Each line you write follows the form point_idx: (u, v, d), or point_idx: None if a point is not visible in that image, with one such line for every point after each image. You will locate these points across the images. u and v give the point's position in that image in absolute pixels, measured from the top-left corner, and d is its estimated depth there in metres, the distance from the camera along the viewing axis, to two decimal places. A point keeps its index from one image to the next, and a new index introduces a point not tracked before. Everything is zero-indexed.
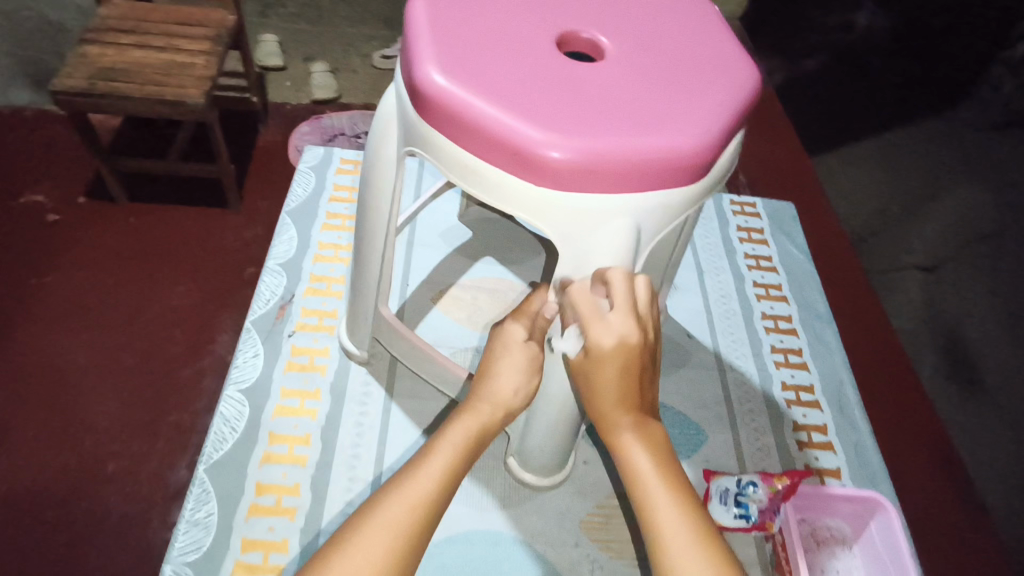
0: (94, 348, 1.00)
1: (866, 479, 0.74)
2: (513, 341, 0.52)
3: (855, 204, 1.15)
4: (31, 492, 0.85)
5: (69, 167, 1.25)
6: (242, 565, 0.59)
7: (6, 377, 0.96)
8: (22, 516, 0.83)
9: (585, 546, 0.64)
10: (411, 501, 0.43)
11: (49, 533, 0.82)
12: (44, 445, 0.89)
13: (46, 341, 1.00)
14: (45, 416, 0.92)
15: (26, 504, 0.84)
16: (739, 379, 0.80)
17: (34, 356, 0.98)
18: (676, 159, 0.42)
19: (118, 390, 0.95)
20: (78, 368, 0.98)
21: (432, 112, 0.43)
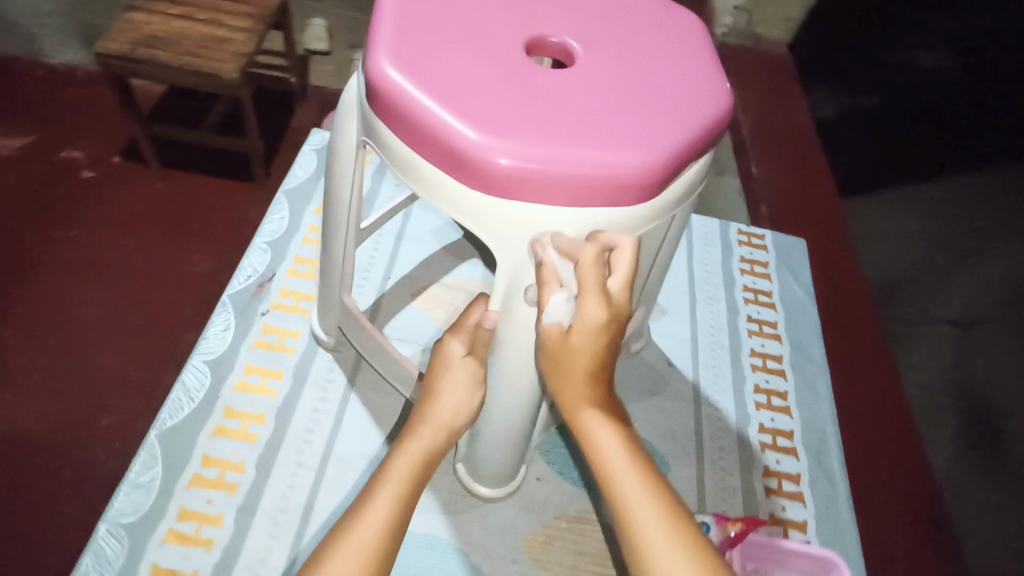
0: (104, 305, 1.04)
1: (833, 538, 0.70)
2: (453, 358, 0.52)
3: (884, 250, 1.10)
4: (22, 434, 0.88)
5: (108, 128, 1.29)
6: (174, 533, 0.60)
7: (19, 322, 1.00)
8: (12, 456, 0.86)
9: (523, 563, 0.63)
10: (362, 544, 0.43)
11: (34, 477, 0.85)
12: (42, 391, 0.93)
13: (60, 292, 1.04)
14: (49, 364, 0.96)
15: (15, 445, 0.87)
16: (714, 415, 0.77)
17: (48, 306, 1.02)
18: (622, 177, 0.40)
19: (119, 348, 0.99)
20: (85, 321, 1.01)
21: (381, 103, 0.42)
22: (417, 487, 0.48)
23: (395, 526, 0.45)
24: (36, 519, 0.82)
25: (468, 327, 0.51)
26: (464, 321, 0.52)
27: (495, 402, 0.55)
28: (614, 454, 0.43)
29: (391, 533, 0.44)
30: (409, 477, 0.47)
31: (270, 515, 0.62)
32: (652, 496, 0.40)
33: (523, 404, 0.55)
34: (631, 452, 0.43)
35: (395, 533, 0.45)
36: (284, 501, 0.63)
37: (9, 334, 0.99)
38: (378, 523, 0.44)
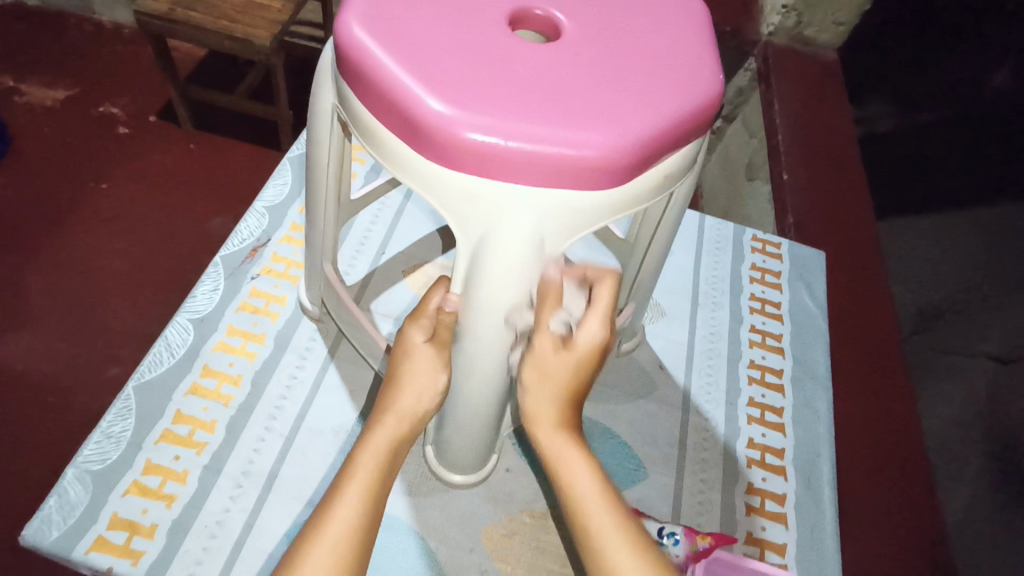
0: (128, 260, 1.07)
1: (814, 565, 0.66)
2: (415, 345, 0.52)
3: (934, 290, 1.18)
4: (46, 379, 0.94)
5: (145, 86, 1.32)
6: (138, 485, 0.60)
7: (50, 270, 1.04)
8: (38, 398, 0.92)
9: (479, 554, 0.61)
10: (337, 541, 0.44)
11: (59, 420, 0.91)
12: (65, 340, 0.98)
13: (88, 244, 1.08)
14: (73, 314, 1.00)
15: (41, 391, 0.93)
16: (701, 425, 0.74)
17: (76, 257, 1.06)
18: (585, 159, 0.38)
19: (141, 305, 1.03)
20: (109, 275, 1.05)
21: (346, 65, 0.41)
22: (386, 477, 0.49)
23: (367, 516, 0.46)
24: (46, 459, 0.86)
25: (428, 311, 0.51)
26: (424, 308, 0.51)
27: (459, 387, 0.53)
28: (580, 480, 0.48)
29: (365, 531, 0.46)
30: (378, 468, 0.49)
31: (233, 478, 0.62)
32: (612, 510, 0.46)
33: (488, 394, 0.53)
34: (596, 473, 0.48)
35: (367, 525, 0.46)
36: (250, 465, 0.63)
37: (36, 281, 1.02)
38: (348, 515, 0.46)
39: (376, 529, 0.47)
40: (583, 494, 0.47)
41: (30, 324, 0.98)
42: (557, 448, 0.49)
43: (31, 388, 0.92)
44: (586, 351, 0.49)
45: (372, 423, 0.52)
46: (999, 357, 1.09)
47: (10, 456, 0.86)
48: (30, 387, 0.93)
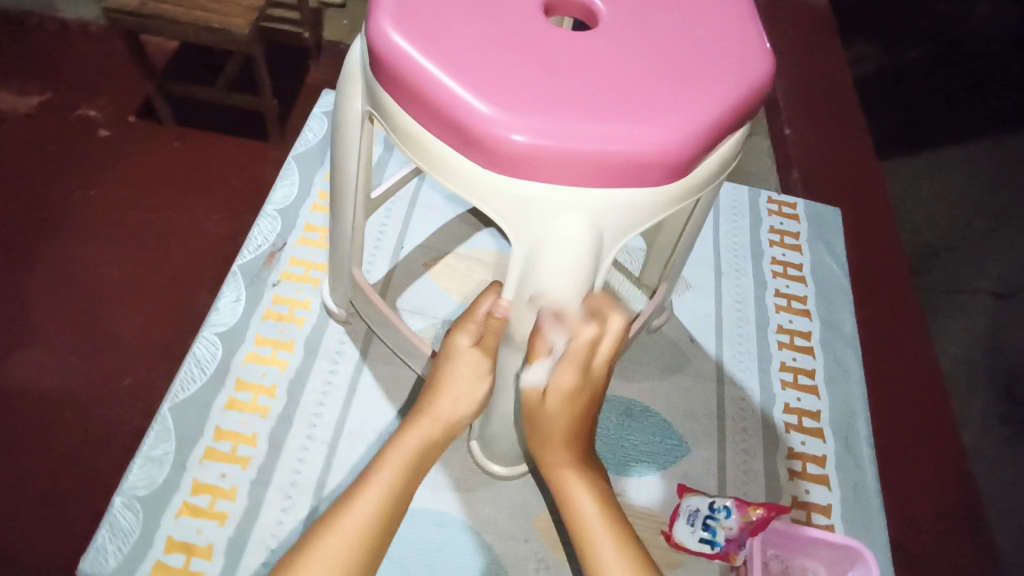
0: (124, 264, 1.00)
1: (859, 523, 0.68)
2: (459, 348, 0.51)
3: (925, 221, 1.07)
4: (54, 397, 0.86)
5: (125, 86, 1.26)
6: (188, 506, 0.60)
7: (41, 282, 0.97)
8: (40, 416, 0.84)
9: (535, 543, 0.62)
10: (351, 532, 0.46)
11: (63, 435, 0.83)
12: (74, 352, 0.90)
13: (79, 251, 1.01)
14: (74, 325, 0.93)
15: (43, 407, 0.85)
16: (738, 395, 0.74)
17: (67, 264, 0.99)
18: (642, 155, 0.36)
19: (142, 305, 0.96)
20: (107, 282, 0.98)
21: (382, 70, 0.39)
22: (412, 476, 0.50)
23: (386, 512, 0.48)
24: (59, 483, 0.80)
25: (478, 316, 0.49)
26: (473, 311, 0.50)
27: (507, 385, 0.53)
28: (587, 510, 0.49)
29: (380, 528, 0.47)
30: (405, 466, 0.50)
31: (282, 490, 0.61)
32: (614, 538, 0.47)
33: None
34: (602, 504, 0.49)
35: (385, 519, 0.47)
36: (296, 475, 0.62)
37: (27, 294, 0.96)
38: (368, 509, 0.47)
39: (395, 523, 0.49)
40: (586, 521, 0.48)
41: (31, 341, 0.91)
42: (564, 476, 0.50)
43: (40, 410, 0.85)
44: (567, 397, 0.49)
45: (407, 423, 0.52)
46: (995, 293, 1.00)
47: (13, 483, 0.79)
48: (29, 403, 0.85)
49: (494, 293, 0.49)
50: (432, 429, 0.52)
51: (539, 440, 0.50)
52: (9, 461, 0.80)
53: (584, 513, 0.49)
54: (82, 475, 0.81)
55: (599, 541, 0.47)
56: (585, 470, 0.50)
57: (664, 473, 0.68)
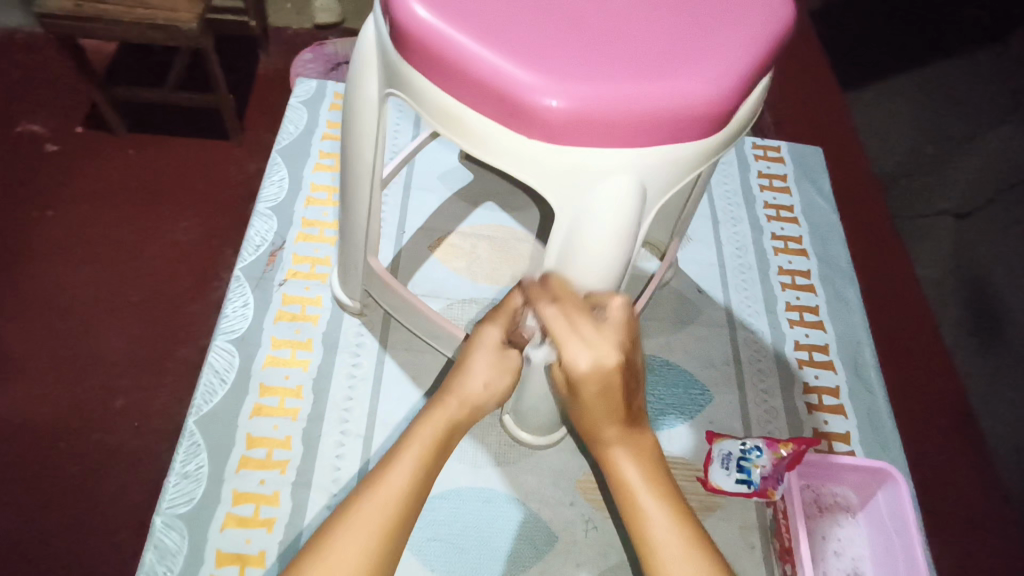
0: (99, 282, 0.96)
1: (877, 444, 0.71)
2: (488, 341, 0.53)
3: (890, 146, 1.10)
4: (50, 428, 0.83)
5: (69, 96, 1.19)
6: (233, 517, 0.59)
7: (11, 310, 0.92)
8: (36, 448, 0.81)
9: (580, 505, 0.63)
10: (381, 504, 0.44)
11: (64, 464, 0.80)
12: (64, 379, 0.87)
13: (48, 274, 0.96)
14: (58, 352, 0.89)
15: (38, 439, 0.82)
16: (750, 338, 0.76)
17: (36, 289, 0.95)
18: (686, 109, 0.37)
19: (125, 322, 0.92)
20: (86, 304, 0.94)
21: (411, 48, 0.38)
22: (440, 453, 0.49)
23: (415, 487, 0.46)
24: (68, 513, 0.77)
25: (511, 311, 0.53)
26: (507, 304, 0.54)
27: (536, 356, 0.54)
28: (635, 482, 0.45)
29: (408, 507, 0.45)
30: (432, 445, 0.48)
31: (325, 488, 0.61)
32: (665, 507, 0.44)
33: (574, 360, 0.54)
34: (651, 475, 0.46)
35: (414, 494, 0.46)
36: (336, 472, 0.62)
37: None
38: (399, 483, 0.46)
39: (422, 498, 0.47)
40: (636, 490, 0.45)
41: (15, 373, 0.87)
42: (608, 446, 0.46)
43: (37, 443, 0.82)
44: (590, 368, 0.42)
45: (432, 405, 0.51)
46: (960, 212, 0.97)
47: (22, 518, 0.77)
48: (22, 436, 0.82)
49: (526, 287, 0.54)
50: (458, 411, 0.51)
51: (582, 413, 0.46)
52: (15, 499, 0.78)
53: (634, 488, 0.45)
54: (96, 503, 0.78)
55: (652, 518, 0.44)
56: (633, 443, 0.46)
57: (691, 422, 0.70)
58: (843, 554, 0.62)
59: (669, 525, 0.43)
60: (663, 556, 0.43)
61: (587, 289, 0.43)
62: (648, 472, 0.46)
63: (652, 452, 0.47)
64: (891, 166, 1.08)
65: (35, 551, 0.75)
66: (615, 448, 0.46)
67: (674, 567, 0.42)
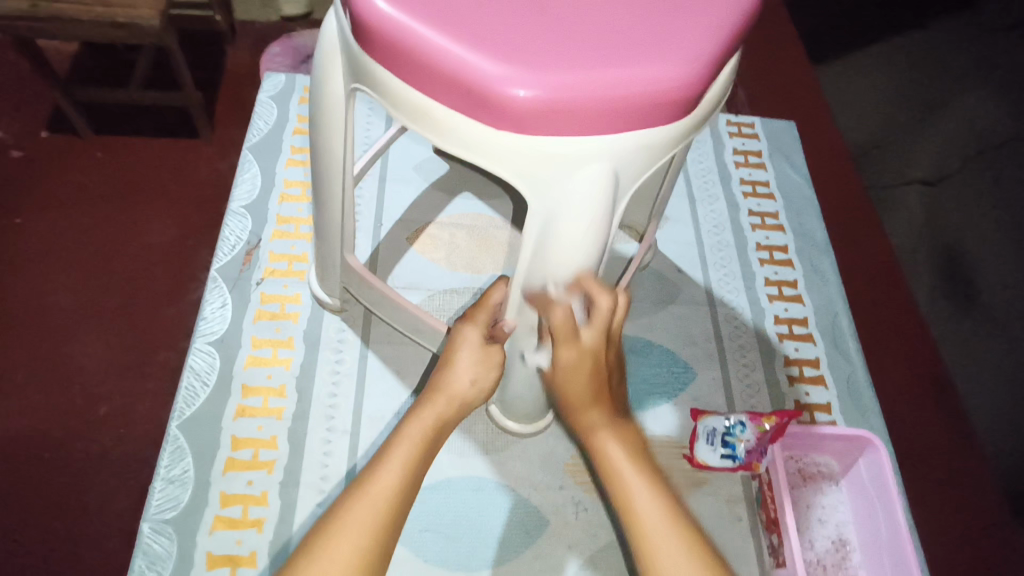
0: (75, 290, 0.94)
1: (857, 413, 0.72)
2: (471, 339, 0.54)
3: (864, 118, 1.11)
4: (33, 442, 0.82)
5: (31, 100, 1.16)
6: (222, 519, 0.58)
7: None
8: (22, 460, 0.80)
9: (570, 488, 0.64)
10: (374, 500, 0.46)
11: (50, 475, 0.80)
12: (44, 390, 0.85)
13: (21, 284, 0.94)
14: (38, 363, 0.87)
15: (22, 451, 0.81)
16: (730, 315, 0.77)
17: (10, 300, 0.92)
18: (655, 94, 0.37)
19: (105, 329, 0.91)
20: (63, 313, 0.92)
21: (375, 43, 0.38)
22: (429, 449, 0.51)
23: (407, 483, 0.48)
24: (59, 523, 0.77)
25: (491, 305, 0.54)
26: (486, 301, 0.55)
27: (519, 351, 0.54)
28: (619, 462, 0.50)
29: (400, 503, 0.47)
30: (422, 441, 0.50)
31: (313, 485, 0.61)
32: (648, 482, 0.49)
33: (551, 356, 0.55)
34: (633, 456, 0.51)
35: (407, 488, 0.47)
36: (324, 469, 0.62)
37: None
38: (391, 479, 0.47)
39: (414, 494, 0.48)
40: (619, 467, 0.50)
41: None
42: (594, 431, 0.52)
43: (21, 457, 0.80)
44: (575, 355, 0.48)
45: (420, 402, 0.53)
46: (929, 179, 1.00)
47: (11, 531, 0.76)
48: (6, 448, 0.81)
49: (505, 283, 0.54)
50: (446, 408, 0.53)
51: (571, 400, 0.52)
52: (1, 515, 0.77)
53: (618, 469, 0.50)
54: (84, 514, 0.77)
55: (635, 492, 0.48)
56: (616, 429, 0.52)
57: (676, 401, 0.71)
58: (827, 522, 0.64)
59: (649, 496, 0.48)
60: (647, 527, 0.47)
61: (575, 258, 0.42)
62: (631, 452, 0.51)
63: (634, 439, 0.52)
64: (864, 138, 1.09)
65: (27, 567, 0.74)
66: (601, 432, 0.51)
67: (656, 534, 0.46)
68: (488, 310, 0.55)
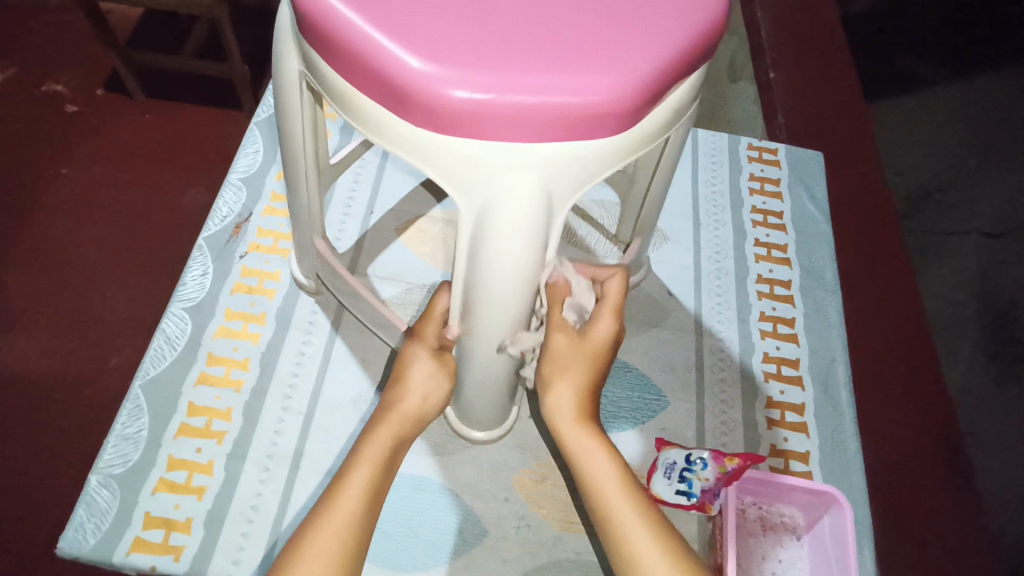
0: (98, 243, 0.98)
1: (837, 468, 0.68)
2: (424, 349, 0.54)
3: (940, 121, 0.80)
4: (42, 384, 0.86)
5: (89, 56, 1.20)
6: (165, 482, 0.59)
7: (17, 265, 0.95)
8: (30, 400, 0.85)
9: (515, 502, 0.62)
10: (338, 527, 0.45)
11: (54, 419, 0.84)
12: (60, 335, 0.90)
13: (52, 232, 0.99)
14: (58, 310, 0.92)
15: (31, 391, 0.85)
16: (716, 347, 0.74)
17: (40, 246, 0.97)
18: (587, 105, 0.35)
19: (121, 285, 0.95)
20: (86, 264, 0.96)
21: (312, 29, 0.37)
22: (389, 468, 0.50)
23: (370, 505, 0.47)
24: (56, 464, 0.81)
25: (437, 314, 0.54)
26: (432, 312, 0.55)
27: (470, 367, 0.52)
28: (605, 476, 0.48)
29: (362, 528, 0.46)
30: (381, 461, 0.49)
31: (260, 462, 0.61)
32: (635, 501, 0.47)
33: (498, 372, 0.53)
34: (617, 465, 0.49)
35: (370, 510, 0.47)
36: (273, 447, 0.62)
37: (5, 278, 0.94)
38: (353, 503, 0.46)
39: (379, 510, 0.48)
40: (604, 481, 0.48)
41: (15, 329, 0.90)
42: (581, 443, 0.50)
43: (30, 395, 0.85)
44: (603, 342, 0.52)
45: (374, 421, 0.52)
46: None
47: (11, 464, 0.80)
48: (22, 387, 0.86)
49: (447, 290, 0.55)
50: (402, 424, 0.52)
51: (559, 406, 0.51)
52: (4, 451, 0.81)
53: (603, 485, 0.48)
54: (79, 458, 0.82)
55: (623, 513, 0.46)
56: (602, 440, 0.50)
57: (642, 428, 0.68)
58: None
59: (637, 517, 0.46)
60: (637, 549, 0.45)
61: (511, 270, 0.41)
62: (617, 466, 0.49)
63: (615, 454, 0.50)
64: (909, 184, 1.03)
65: (23, 500, 0.78)
66: (588, 444, 0.49)
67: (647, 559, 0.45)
68: (434, 320, 0.55)
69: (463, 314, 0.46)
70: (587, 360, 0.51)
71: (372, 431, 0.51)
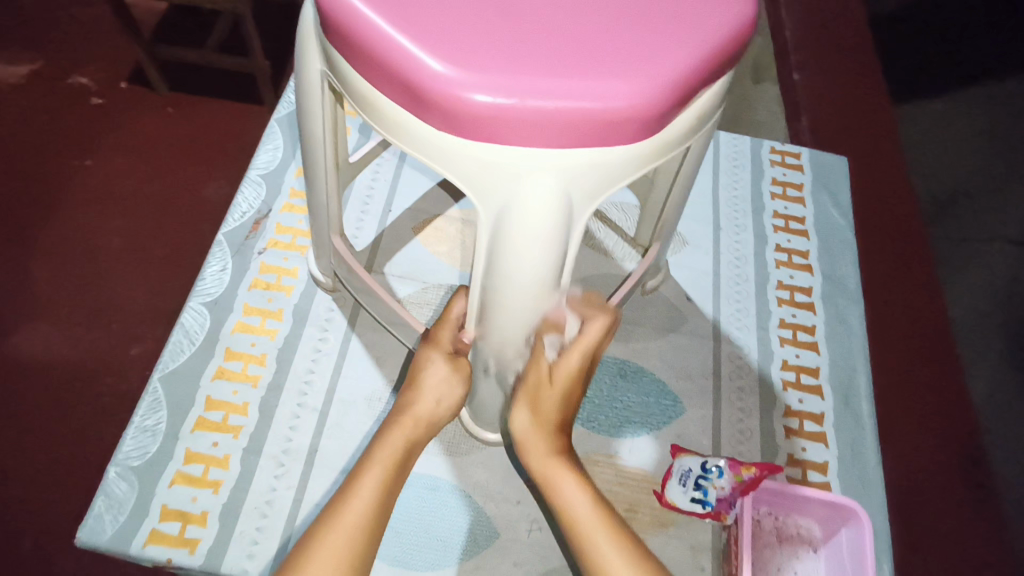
0: (120, 234, 0.99)
1: (856, 480, 0.66)
2: (437, 353, 0.55)
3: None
4: (65, 373, 0.87)
5: (115, 50, 1.21)
6: (182, 475, 0.60)
7: (42, 255, 0.96)
8: (52, 388, 0.86)
9: (528, 504, 0.62)
10: (350, 528, 0.45)
11: (75, 408, 0.85)
12: (83, 325, 0.91)
13: (76, 223, 1.00)
14: (81, 300, 0.93)
15: (54, 379, 0.87)
16: (734, 354, 0.73)
17: (65, 236, 0.98)
18: (608, 111, 0.34)
19: (142, 276, 0.96)
20: (109, 255, 0.97)
21: (333, 30, 0.37)
22: (401, 469, 0.50)
23: (382, 506, 0.47)
24: (75, 453, 0.82)
25: (452, 320, 0.56)
26: (448, 318, 0.57)
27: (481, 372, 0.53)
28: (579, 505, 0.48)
29: (374, 528, 0.46)
30: (394, 463, 0.49)
31: (274, 457, 0.62)
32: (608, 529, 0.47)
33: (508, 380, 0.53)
34: (590, 494, 0.49)
35: (381, 512, 0.47)
36: (287, 443, 0.62)
37: (29, 268, 0.95)
38: (365, 505, 0.46)
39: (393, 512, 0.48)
40: (579, 512, 0.48)
41: (40, 318, 0.91)
42: (553, 476, 0.50)
43: (52, 384, 0.86)
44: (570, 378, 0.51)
45: (387, 424, 0.52)
46: None
47: (33, 451, 0.81)
48: (45, 375, 0.87)
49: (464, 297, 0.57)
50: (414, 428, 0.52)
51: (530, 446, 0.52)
52: (27, 437, 0.82)
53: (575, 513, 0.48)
54: (98, 447, 0.83)
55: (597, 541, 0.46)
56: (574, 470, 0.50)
57: (657, 433, 0.67)
58: None
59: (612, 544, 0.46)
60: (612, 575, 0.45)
61: (528, 275, 0.40)
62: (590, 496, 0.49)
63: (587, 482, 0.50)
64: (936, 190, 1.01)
65: (43, 487, 0.79)
66: (561, 476, 0.50)
67: None
68: (450, 325, 0.56)
69: (479, 318, 0.46)
70: (556, 403, 0.51)
71: (385, 434, 0.51)
